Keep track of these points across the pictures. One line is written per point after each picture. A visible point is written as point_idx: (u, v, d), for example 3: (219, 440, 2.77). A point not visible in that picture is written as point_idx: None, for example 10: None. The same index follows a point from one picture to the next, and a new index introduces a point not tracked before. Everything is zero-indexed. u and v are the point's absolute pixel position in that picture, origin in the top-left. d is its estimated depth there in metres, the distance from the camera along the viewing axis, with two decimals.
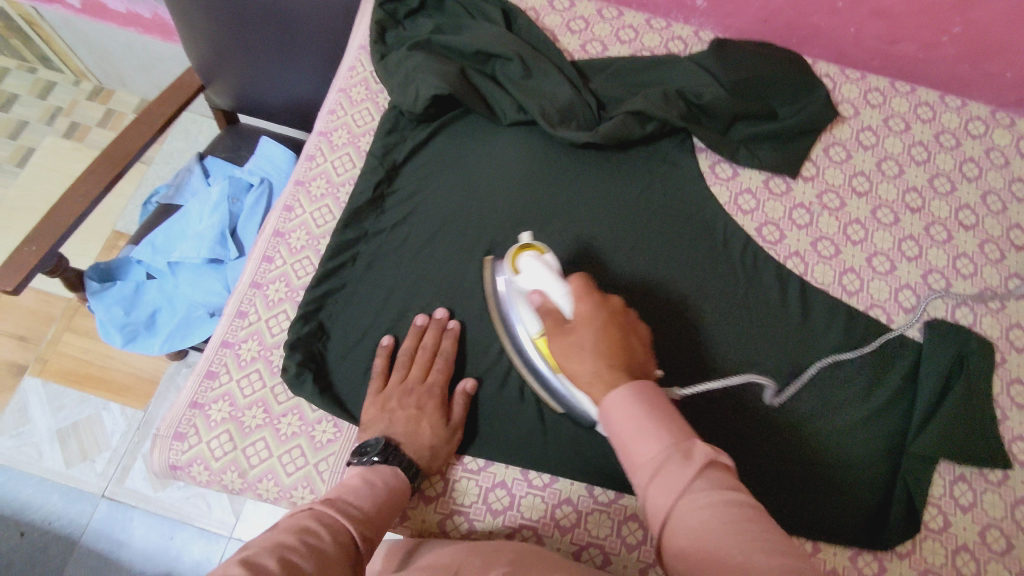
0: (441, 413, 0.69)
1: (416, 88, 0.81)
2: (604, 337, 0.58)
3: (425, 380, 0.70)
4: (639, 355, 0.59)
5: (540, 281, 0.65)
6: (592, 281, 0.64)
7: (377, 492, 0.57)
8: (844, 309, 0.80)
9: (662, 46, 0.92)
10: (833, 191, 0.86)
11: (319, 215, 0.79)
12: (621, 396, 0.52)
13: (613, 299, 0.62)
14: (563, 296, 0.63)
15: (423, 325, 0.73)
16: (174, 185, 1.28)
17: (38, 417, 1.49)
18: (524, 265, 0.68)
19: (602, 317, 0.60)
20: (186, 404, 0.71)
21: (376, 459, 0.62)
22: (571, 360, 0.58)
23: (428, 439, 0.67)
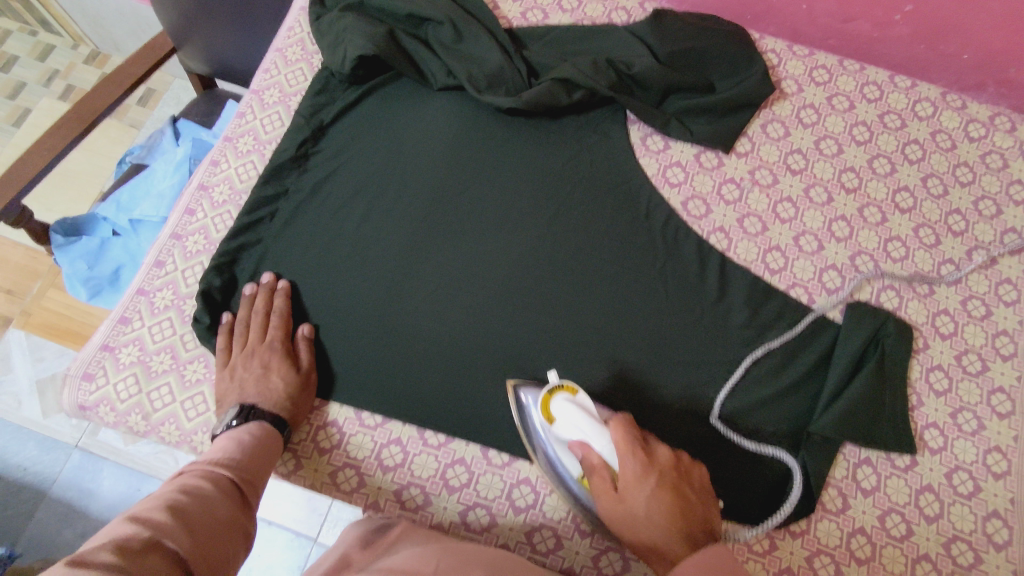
0: (289, 363, 0.70)
1: (344, 49, 0.81)
2: (657, 501, 0.57)
3: (264, 340, 0.71)
4: (699, 509, 0.57)
5: (580, 429, 0.64)
6: (633, 426, 0.62)
7: (245, 442, 0.62)
8: (763, 287, 0.79)
9: (604, 17, 0.90)
10: (766, 168, 0.84)
11: (243, 171, 0.81)
12: (688, 564, 0.51)
13: (658, 449, 0.61)
14: (607, 448, 0.62)
15: (252, 292, 0.74)
16: (146, 146, 1.32)
17: (18, 367, 1.54)
18: (558, 412, 0.66)
19: (648, 479, 0.58)
20: (98, 347, 0.73)
21: (235, 423, 0.65)
22: (624, 527, 0.58)
23: (284, 391, 0.68)
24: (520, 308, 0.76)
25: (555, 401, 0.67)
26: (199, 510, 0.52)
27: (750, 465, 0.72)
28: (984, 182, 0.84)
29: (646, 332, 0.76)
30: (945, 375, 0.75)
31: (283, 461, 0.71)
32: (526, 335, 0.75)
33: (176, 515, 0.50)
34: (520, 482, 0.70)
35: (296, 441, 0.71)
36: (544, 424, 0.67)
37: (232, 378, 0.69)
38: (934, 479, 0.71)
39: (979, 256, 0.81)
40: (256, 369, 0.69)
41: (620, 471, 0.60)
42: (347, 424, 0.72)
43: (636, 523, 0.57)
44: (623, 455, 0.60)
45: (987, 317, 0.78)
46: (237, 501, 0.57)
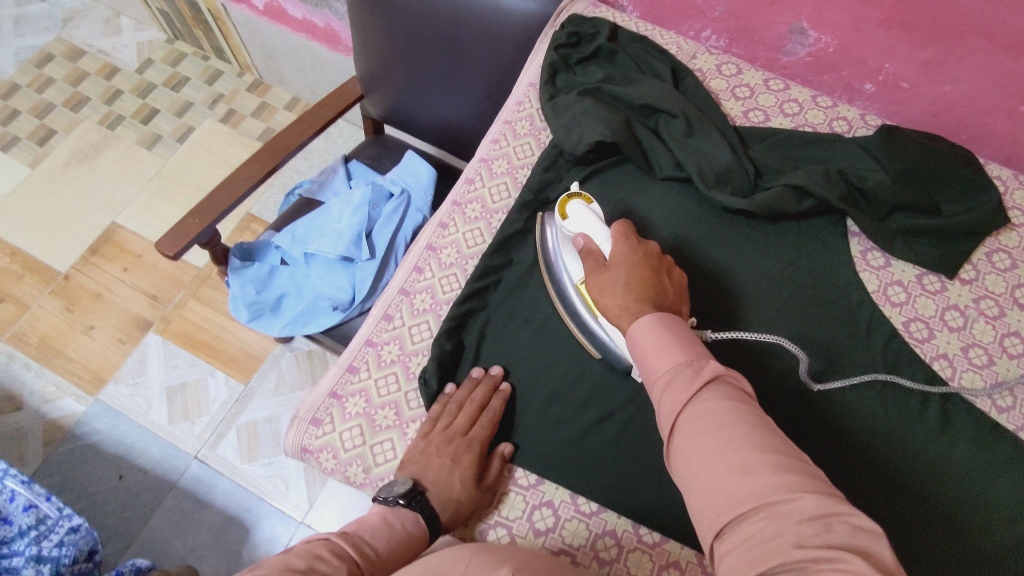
0: (475, 472, 0.68)
1: (581, 132, 0.84)
2: (637, 273, 0.64)
3: (467, 433, 0.70)
4: (669, 292, 0.64)
5: (585, 226, 0.73)
6: (632, 228, 0.71)
7: (394, 531, 0.61)
8: (993, 423, 0.75)
9: (825, 125, 0.91)
10: (992, 298, 0.82)
11: (470, 237, 0.84)
12: (645, 321, 0.58)
13: (649, 244, 0.69)
14: (605, 240, 0.72)
15: (478, 376, 0.74)
16: (318, 182, 1.37)
17: (154, 371, 1.61)
18: (570, 211, 0.75)
19: (636, 258, 0.66)
20: (326, 392, 0.75)
21: (399, 500, 0.64)
22: (604, 292, 0.65)
23: (457, 493, 0.67)
24: None
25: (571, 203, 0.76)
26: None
27: (914, 552, 0.69)
28: None
29: (865, 455, 0.73)
30: None
31: (497, 534, 0.70)
32: None
33: None
34: None
35: (512, 517, 0.71)
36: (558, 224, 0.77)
37: (419, 454, 0.69)
38: None
39: None
40: (445, 458, 0.68)
41: (614, 252, 0.68)
42: (562, 508, 0.71)
43: (623, 286, 0.64)
44: (622, 243, 0.68)
45: None
46: None
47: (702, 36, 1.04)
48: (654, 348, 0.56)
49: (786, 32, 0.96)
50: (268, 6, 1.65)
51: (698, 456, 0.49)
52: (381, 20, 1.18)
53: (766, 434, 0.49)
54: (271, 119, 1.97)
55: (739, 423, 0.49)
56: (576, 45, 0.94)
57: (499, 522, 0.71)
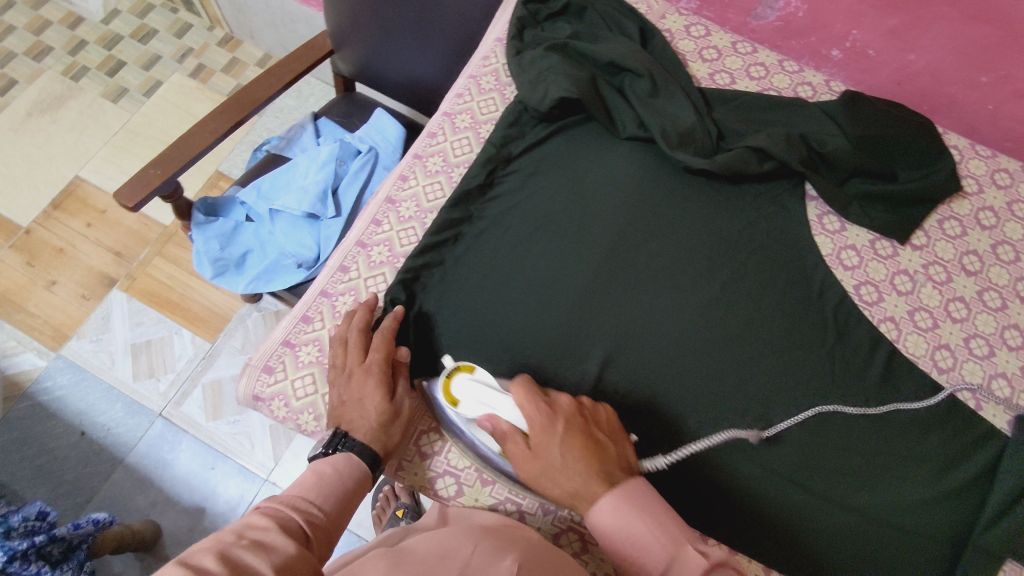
0: (385, 390, 0.67)
1: (546, 87, 0.83)
2: (574, 450, 0.61)
3: (363, 362, 0.68)
4: (611, 448, 0.63)
5: (489, 404, 0.65)
6: (531, 385, 0.66)
7: (324, 480, 0.62)
8: (931, 384, 0.78)
9: (790, 90, 0.91)
10: (940, 264, 0.84)
11: (431, 190, 0.83)
12: (603, 505, 0.60)
13: (560, 399, 0.65)
14: (515, 416, 0.65)
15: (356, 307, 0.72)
16: (286, 138, 1.35)
17: (118, 328, 1.59)
18: (460, 395, 0.67)
19: (559, 434, 0.62)
20: (279, 341, 0.75)
21: (327, 451, 0.64)
22: (550, 484, 0.62)
23: (376, 421, 0.66)
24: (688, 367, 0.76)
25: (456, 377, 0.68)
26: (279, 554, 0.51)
27: (828, 518, 0.71)
28: None
29: (807, 408, 0.75)
30: None
31: (446, 483, 0.72)
32: (689, 393, 0.75)
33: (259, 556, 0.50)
34: None
35: (460, 467, 0.73)
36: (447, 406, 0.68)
37: (339, 405, 0.67)
38: None
39: None
40: (354, 395, 0.67)
41: (531, 434, 0.63)
42: None
43: (563, 475, 0.61)
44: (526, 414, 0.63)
45: None
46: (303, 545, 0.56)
47: None
48: (629, 535, 0.59)
49: None
50: None
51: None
52: None
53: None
54: (242, 75, 1.92)
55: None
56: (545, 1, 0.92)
57: (448, 472, 0.72)
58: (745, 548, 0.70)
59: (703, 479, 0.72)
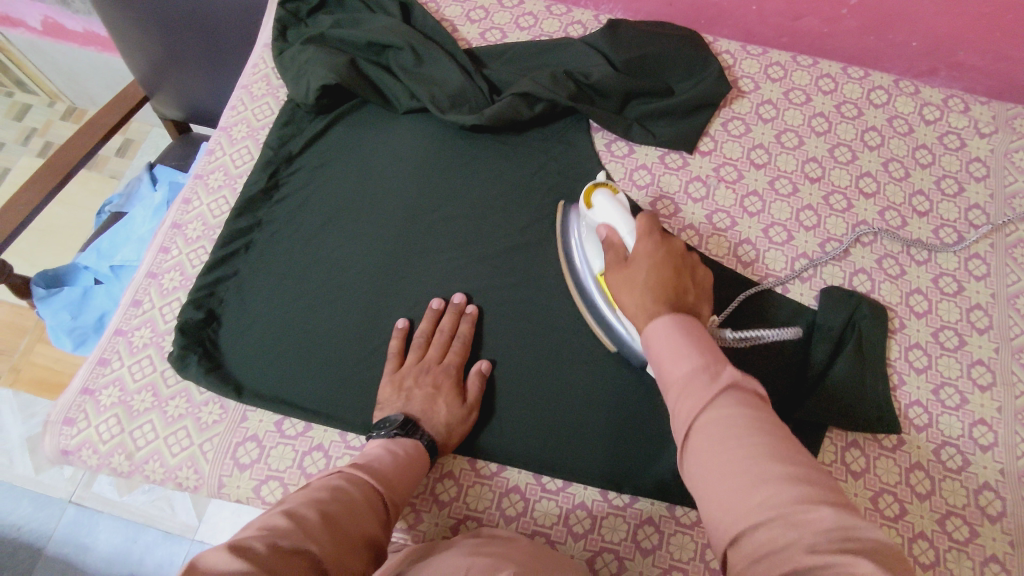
0: (459, 392, 0.71)
1: (308, 80, 0.83)
2: (657, 271, 0.59)
3: (441, 361, 0.73)
4: (689, 293, 0.59)
5: (608, 216, 0.68)
6: (657, 221, 0.64)
7: (399, 459, 0.61)
8: (736, 278, 0.80)
9: (560, 31, 0.92)
10: (731, 164, 0.86)
11: (215, 206, 0.82)
12: (662, 323, 0.54)
13: (674, 241, 0.62)
14: (628, 232, 0.66)
15: (404, 327, 0.75)
16: (124, 194, 1.31)
17: (10, 426, 1.50)
18: (597, 201, 0.70)
19: (659, 254, 0.60)
20: (78, 390, 0.72)
21: (396, 432, 0.64)
22: (620, 290, 0.61)
23: (445, 417, 0.68)
24: (497, 318, 0.77)
25: (596, 193, 0.72)
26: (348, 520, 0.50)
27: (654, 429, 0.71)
28: (943, 162, 0.87)
29: None
30: (924, 353, 0.77)
31: (270, 489, 0.68)
32: (493, 344, 0.76)
33: (324, 517, 0.48)
34: (510, 491, 0.70)
35: (282, 468, 0.69)
36: (584, 212, 0.74)
37: (396, 392, 0.70)
38: (922, 457, 0.72)
39: (945, 234, 0.83)
40: (427, 388, 0.70)
41: (637, 246, 0.62)
42: (333, 448, 0.70)
43: (636, 284, 0.59)
44: (643, 232, 0.63)
45: (959, 293, 0.80)
46: (380, 514, 0.54)
47: None
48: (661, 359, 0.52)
49: None
50: (44, 24, 1.55)
51: (707, 482, 0.45)
52: (130, 16, 1.12)
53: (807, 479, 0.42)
54: None
55: (753, 437, 0.45)
56: None
57: (270, 476, 0.68)
58: (574, 477, 0.69)
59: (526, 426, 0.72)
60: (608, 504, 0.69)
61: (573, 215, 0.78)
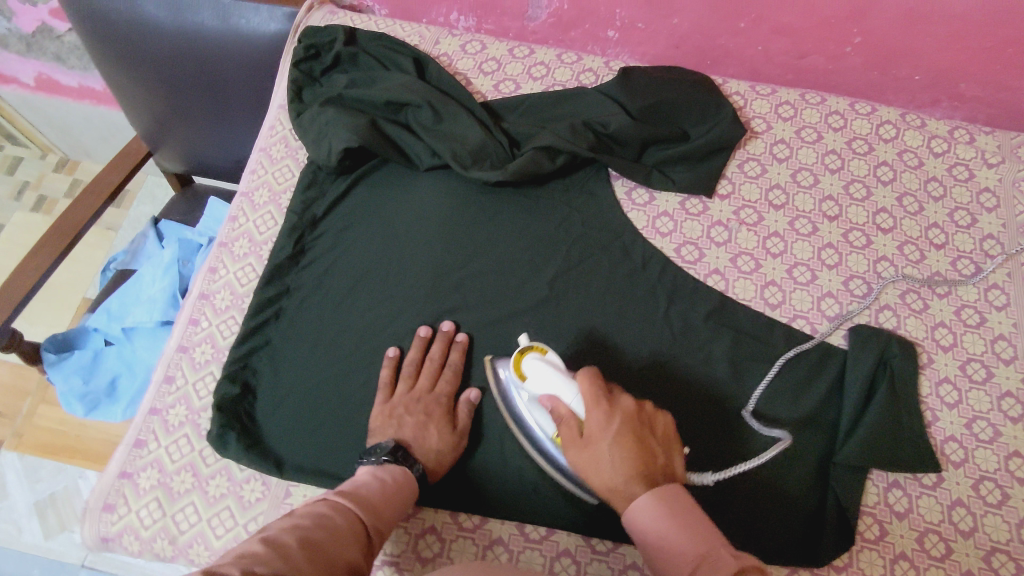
0: (449, 420, 0.72)
1: (329, 142, 0.83)
2: (618, 447, 0.59)
3: (432, 390, 0.74)
4: (659, 455, 0.60)
5: (550, 385, 0.66)
6: (598, 377, 0.65)
7: (388, 486, 0.62)
8: (765, 321, 0.81)
9: (573, 80, 0.93)
10: (750, 207, 0.87)
11: (242, 274, 0.81)
12: (642, 505, 0.56)
13: (622, 399, 0.63)
14: (574, 400, 0.65)
15: (395, 355, 0.76)
16: (130, 251, 1.30)
17: (16, 491, 1.45)
18: (529, 369, 0.68)
19: (614, 424, 0.60)
20: (116, 474, 0.71)
21: (385, 460, 0.66)
22: (591, 475, 0.60)
23: (436, 443, 0.70)
24: None
25: (526, 357, 0.69)
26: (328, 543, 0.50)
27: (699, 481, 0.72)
28: (955, 194, 0.89)
29: (655, 379, 0.77)
30: (954, 387, 0.78)
31: None
32: None
33: (303, 541, 0.48)
34: (561, 554, 0.69)
35: None
36: (517, 381, 0.70)
37: (388, 417, 0.72)
38: (962, 493, 0.73)
39: (963, 265, 0.85)
40: (419, 415, 0.72)
41: (586, 421, 0.62)
42: None
43: (605, 469, 0.58)
44: (588, 403, 0.62)
45: (982, 324, 0.81)
46: (363, 541, 0.54)
47: (451, 18, 1.05)
48: (653, 543, 0.55)
49: None
50: (38, 80, 1.54)
51: None
52: (135, 75, 1.11)
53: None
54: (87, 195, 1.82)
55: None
56: (317, 56, 0.93)
57: None
58: (623, 535, 0.70)
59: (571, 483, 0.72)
60: None
61: (503, 365, 0.74)
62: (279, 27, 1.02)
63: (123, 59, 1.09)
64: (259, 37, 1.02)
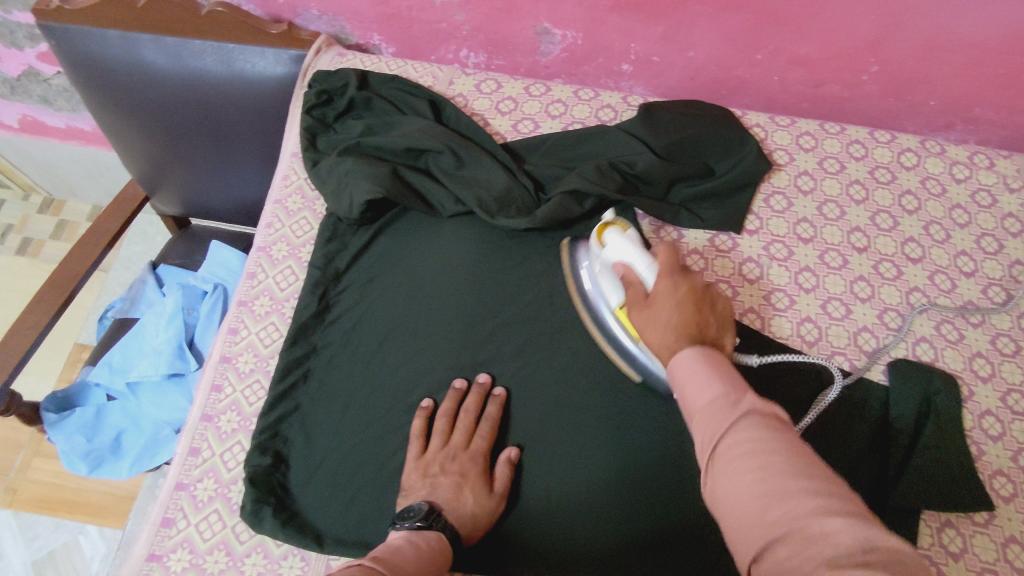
0: (485, 479, 0.69)
1: (350, 193, 0.80)
2: (679, 311, 0.61)
3: (467, 448, 0.71)
4: (711, 326, 0.61)
5: (625, 255, 0.69)
6: (677, 254, 0.67)
7: (422, 550, 0.59)
8: (804, 359, 0.79)
9: (592, 117, 0.92)
10: (779, 241, 0.86)
11: (265, 335, 0.78)
12: (685, 353, 0.56)
13: (694, 277, 0.64)
14: (648, 269, 0.67)
15: (428, 406, 0.73)
16: (129, 298, 1.25)
17: (11, 550, 1.32)
18: (608, 239, 0.72)
19: (679, 292, 0.62)
20: (144, 557, 0.67)
21: (420, 525, 0.62)
22: (645, 329, 0.63)
23: (472, 506, 0.67)
24: (576, 424, 0.75)
25: (608, 230, 0.73)
26: None
27: None
28: (979, 221, 0.89)
29: None
30: (997, 419, 0.77)
31: None
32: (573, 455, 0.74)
33: None
34: None
35: None
36: (595, 250, 0.75)
37: (421, 478, 0.68)
38: (1015, 529, 0.72)
39: (994, 293, 0.84)
40: (453, 477, 0.68)
41: (655, 287, 0.64)
42: None
43: (658, 323, 0.61)
44: (659, 273, 0.65)
45: (1018, 353, 0.81)
46: None
47: (461, 55, 1.03)
48: (681, 389, 0.55)
49: (533, 35, 0.96)
50: (22, 122, 1.49)
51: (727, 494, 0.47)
52: (134, 120, 1.08)
53: (831, 495, 0.43)
54: (74, 236, 1.76)
55: (769, 454, 0.46)
56: (329, 102, 0.90)
57: None
58: None
59: (624, 541, 0.69)
60: None
61: (583, 250, 0.79)
62: (285, 70, 0.99)
63: (122, 106, 1.06)
64: (266, 81, 1.00)
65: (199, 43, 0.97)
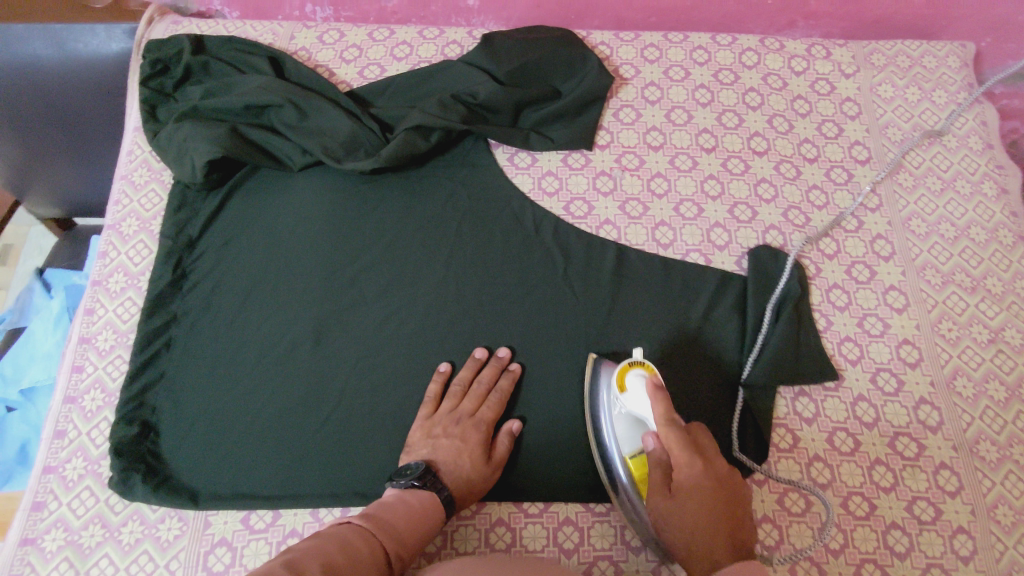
0: (485, 449, 0.68)
1: (191, 159, 0.79)
2: (705, 506, 0.57)
3: (474, 414, 0.70)
4: (738, 514, 0.58)
5: (643, 408, 0.64)
6: (671, 407, 0.60)
7: (414, 510, 0.58)
8: (660, 261, 0.82)
9: (438, 55, 0.92)
10: (630, 152, 0.88)
11: (123, 310, 0.78)
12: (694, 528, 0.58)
13: (717, 466, 0.59)
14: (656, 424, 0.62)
15: (445, 371, 0.73)
16: (17, 308, 1.21)
17: None
18: (631, 384, 0.66)
19: (710, 487, 0.57)
20: (17, 542, 0.67)
21: (415, 483, 0.62)
22: (665, 522, 0.59)
23: (468, 472, 0.66)
24: (442, 352, 0.76)
25: (630, 374, 0.66)
26: (343, 558, 0.48)
27: None
28: (820, 109, 0.92)
29: (565, 338, 0.77)
30: (843, 291, 0.82)
31: None
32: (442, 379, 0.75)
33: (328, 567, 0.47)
34: (496, 524, 0.69)
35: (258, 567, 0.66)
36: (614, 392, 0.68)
37: (426, 439, 0.68)
38: (862, 388, 0.77)
39: (837, 175, 0.88)
40: (455, 441, 0.68)
41: (680, 474, 0.58)
42: (308, 529, 0.68)
43: (677, 519, 0.58)
44: (681, 458, 0.58)
45: (861, 228, 0.85)
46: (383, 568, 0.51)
47: (306, 10, 1.01)
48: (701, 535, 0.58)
49: None
50: None
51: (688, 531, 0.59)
52: None
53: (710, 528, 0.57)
54: None
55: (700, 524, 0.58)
56: (165, 71, 0.88)
57: None
58: (555, 494, 0.70)
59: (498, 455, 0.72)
60: (591, 512, 0.70)
61: (604, 379, 0.71)
62: (121, 45, 0.96)
63: None
64: (103, 60, 0.97)
65: (21, 28, 0.90)
